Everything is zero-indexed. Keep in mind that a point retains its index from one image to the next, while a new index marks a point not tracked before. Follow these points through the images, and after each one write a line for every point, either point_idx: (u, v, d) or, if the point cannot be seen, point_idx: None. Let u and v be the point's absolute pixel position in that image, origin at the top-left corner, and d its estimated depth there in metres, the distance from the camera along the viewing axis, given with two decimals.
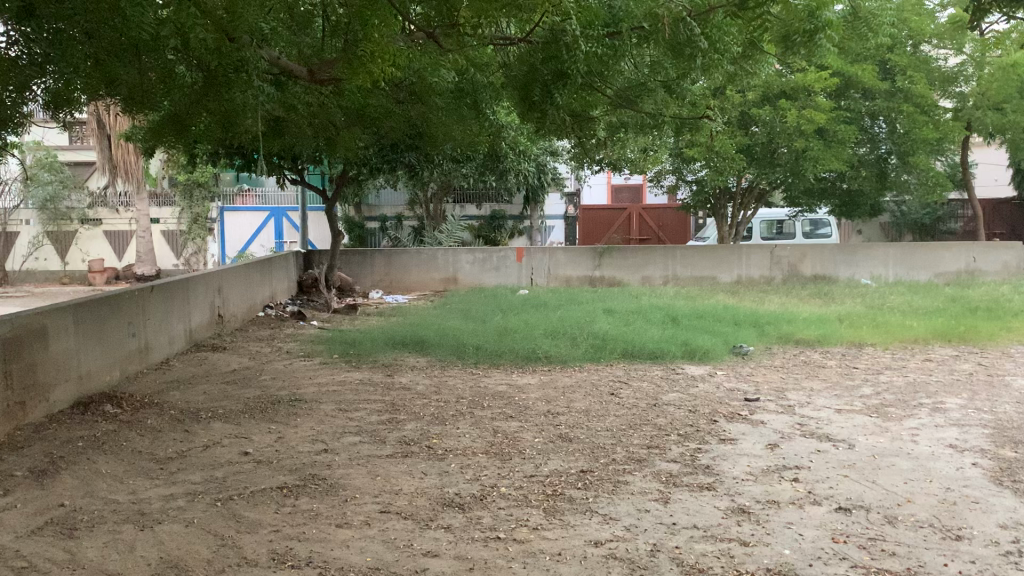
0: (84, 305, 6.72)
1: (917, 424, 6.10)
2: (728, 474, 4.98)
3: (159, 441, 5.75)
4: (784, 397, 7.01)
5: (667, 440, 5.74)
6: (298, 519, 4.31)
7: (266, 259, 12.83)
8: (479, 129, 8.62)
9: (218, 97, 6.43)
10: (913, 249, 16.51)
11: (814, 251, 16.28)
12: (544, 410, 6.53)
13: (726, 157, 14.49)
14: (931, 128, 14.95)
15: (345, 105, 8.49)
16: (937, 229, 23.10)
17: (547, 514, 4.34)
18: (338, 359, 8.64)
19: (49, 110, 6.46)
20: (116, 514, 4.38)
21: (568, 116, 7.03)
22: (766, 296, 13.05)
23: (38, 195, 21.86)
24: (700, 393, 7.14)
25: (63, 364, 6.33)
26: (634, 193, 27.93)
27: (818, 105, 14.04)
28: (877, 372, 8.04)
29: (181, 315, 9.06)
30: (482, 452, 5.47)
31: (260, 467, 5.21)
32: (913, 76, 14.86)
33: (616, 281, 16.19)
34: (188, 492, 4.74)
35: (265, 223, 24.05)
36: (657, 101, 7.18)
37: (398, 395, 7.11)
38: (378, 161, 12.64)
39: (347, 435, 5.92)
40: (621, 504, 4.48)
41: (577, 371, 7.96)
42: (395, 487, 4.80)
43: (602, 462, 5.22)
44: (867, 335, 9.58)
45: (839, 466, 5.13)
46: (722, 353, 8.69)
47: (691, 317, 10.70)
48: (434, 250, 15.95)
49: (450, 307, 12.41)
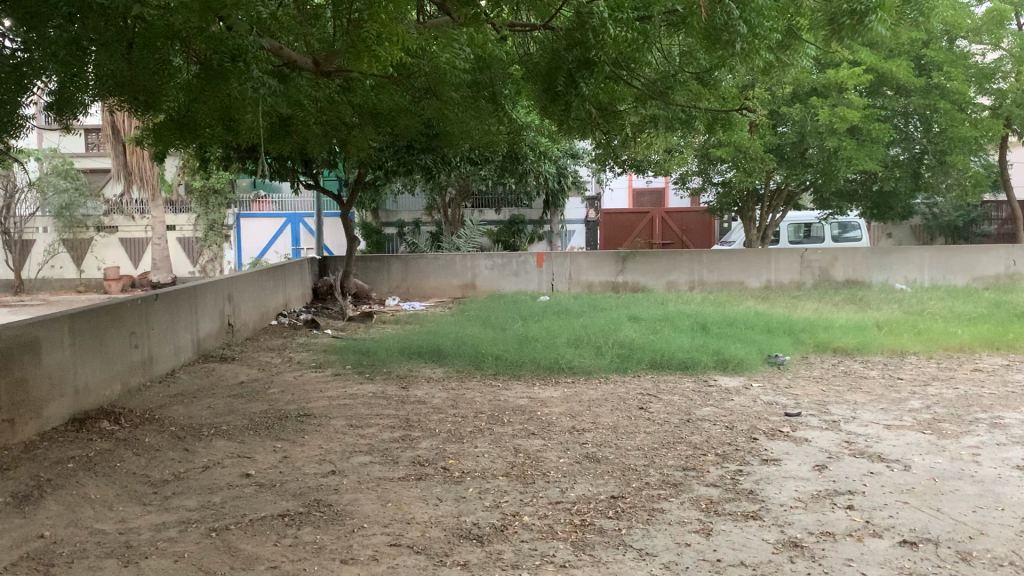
0: (81, 316, 6.35)
1: (977, 443, 5.58)
2: (775, 501, 4.52)
3: (156, 461, 5.36)
4: (827, 412, 6.51)
5: (704, 460, 5.28)
6: (299, 554, 3.88)
7: (281, 265, 12.47)
8: (497, 126, 8.18)
9: (221, 92, 6.06)
10: (950, 252, 15.92)
11: (845, 255, 15.73)
12: (569, 427, 6.08)
13: (754, 157, 13.99)
14: (968, 126, 14.39)
15: (357, 99, 8.12)
16: (969, 232, 22.51)
17: (576, 549, 3.89)
18: (351, 370, 8.23)
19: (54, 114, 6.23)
20: (100, 546, 3.98)
21: (595, 109, 6.63)
22: (798, 302, 12.52)
23: (53, 202, 21.72)
24: (736, 407, 6.66)
25: (57, 378, 5.95)
26: (657, 197, 27.23)
27: (851, 102, 13.50)
28: (924, 383, 7.50)
29: (187, 325, 8.68)
30: (502, 475, 5.02)
31: (263, 491, 4.80)
32: (950, 72, 14.22)
33: (640, 288, 15.70)
34: (182, 521, 4.33)
35: (281, 229, 23.64)
36: (689, 92, 6.75)
37: (413, 409, 6.68)
38: (394, 164, 12.23)
39: (357, 455, 5.50)
40: (658, 536, 4.03)
41: (602, 383, 7.51)
42: (407, 515, 4.36)
43: (633, 487, 4.76)
44: (909, 343, 9.06)
45: (897, 491, 4.64)
46: (756, 364, 8.20)
47: (721, 324, 10.19)
48: (452, 255, 15.54)
49: (468, 314, 12.02)
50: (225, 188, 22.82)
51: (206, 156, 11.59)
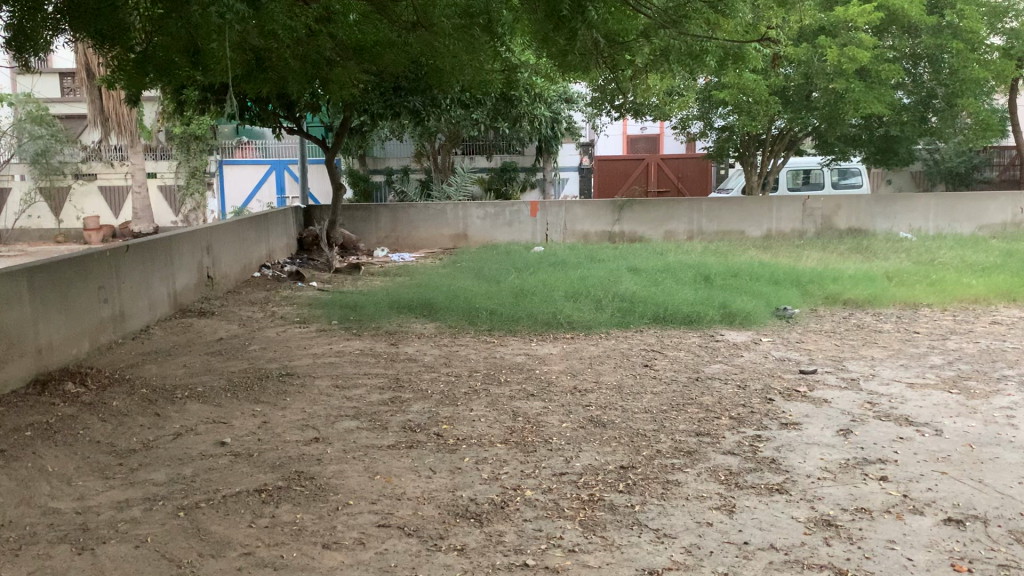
0: (42, 270, 5.83)
1: (1008, 403, 5.19)
2: (800, 471, 4.12)
3: (123, 428, 4.92)
4: (845, 369, 6.13)
5: (719, 425, 4.87)
6: (277, 537, 3.47)
7: (263, 214, 11.92)
8: (490, 60, 7.64)
9: (185, 16, 5.51)
10: (956, 200, 15.50)
11: (848, 202, 15.31)
12: (570, 387, 5.66)
13: (759, 99, 13.47)
14: (981, 68, 14.02)
15: (337, 29, 7.54)
16: (971, 178, 22.10)
17: (584, 530, 3.49)
18: (337, 326, 7.77)
19: (14, 51, 5.77)
20: (52, 530, 3.55)
21: (603, 38, 6.22)
22: (803, 252, 12.08)
23: (29, 149, 20.99)
24: (746, 364, 6.27)
25: (15, 337, 5.46)
26: (651, 143, 26.76)
27: (862, 42, 12.87)
28: (943, 338, 7.09)
29: (163, 278, 8.20)
30: (501, 442, 4.61)
31: (238, 461, 4.37)
32: (962, 10, 13.75)
33: (637, 237, 15.22)
34: (147, 498, 3.91)
35: (265, 177, 23.12)
36: (705, 22, 6.21)
37: (403, 368, 6.26)
38: (380, 108, 11.63)
39: (343, 420, 5.07)
40: (676, 515, 3.63)
41: (603, 339, 7.09)
42: (397, 490, 3.95)
43: (645, 456, 4.35)
44: (922, 294, 8.67)
45: (931, 459, 4.25)
46: (765, 317, 7.79)
47: (725, 276, 9.73)
48: (443, 205, 14.99)
49: (459, 266, 11.54)
50: (207, 135, 22.11)
51: (181, 98, 10.97)
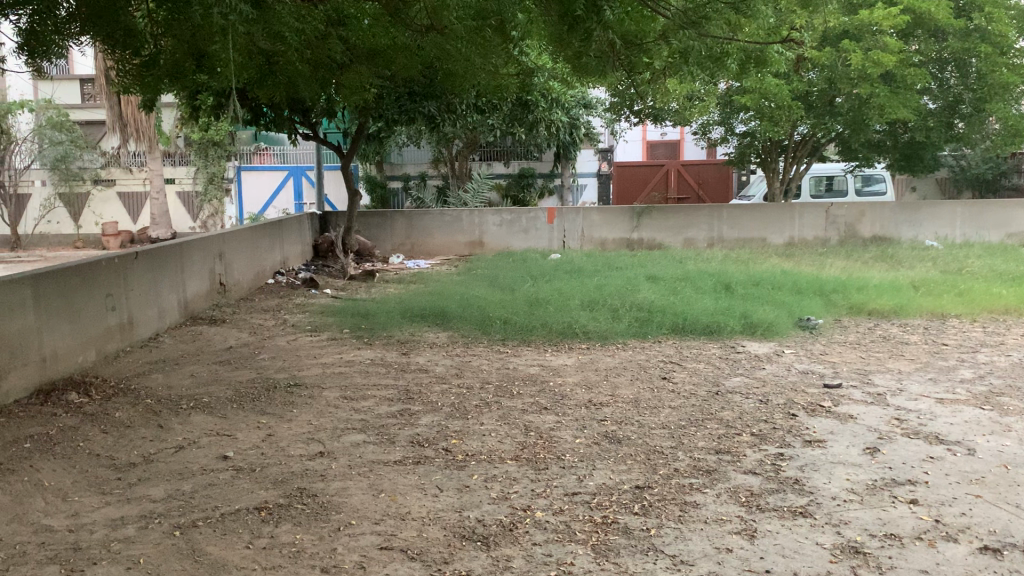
0: (46, 277, 5.72)
1: None
2: (825, 493, 3.91)
3: (124, 440, 4.79)
4: (870, 382, 5.91)
5: (738, 442, 4.67)
6: (274, 560, 3.31)
7: (278, 221, 11.84)
8: (505, 63, 7.49)
9: (189, 18, 5.43)
10: (983, 207, 15.13)
11: (872, 209, 15.01)
12: (585, 400, 5.48)
13: (781, 105, 13.23)
14: (1010, 72, 13.67)
15: (350, 34, 7.47)
16: (998, 184, 21.66)
17: (597, 556, 3.30)
18: (348, 335, 7.64)
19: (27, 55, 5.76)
20: (42, 549, 3.42)
21: (620, 39, 6.10)
22: (826, 260, 11.80)
23: (48, 155, 21.13)
24: (768, 377, 6.06)
25: (19, 347, 5.35)
26: (672, 148, 26.56)
27: (886, 46, 12.60)
28: (972, 350, 6.84)
29: (174, 285, 8.10)
30: (511, 459, 4.44)
31: (239, 477, 4.23)
32: (992, 13, 13.38)
33: (656, 245, 15.02)
34: (143, 516, 3.77)
35: (283, 183, 23.01)
36: (727, 23, 6.01)
37: (413, 379, 6.10)
38: (395, 114, 11.58)
39: (350, 433, 4.91)
40: (693, 539, 3.44)
41: (619, 350, 6.90)
42: (402, 509, 3.79)
43: (661, 474, 4.17)
44: (950, 304, 8.42)
45: (964, 481, 4.03)
46: (787, 328, 7.57)
47: (746, 284, 9.52)
48: (459, 211, 14.87)
49: (475, 273, 11.38)
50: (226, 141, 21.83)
51: (196, 104, 10.91)
